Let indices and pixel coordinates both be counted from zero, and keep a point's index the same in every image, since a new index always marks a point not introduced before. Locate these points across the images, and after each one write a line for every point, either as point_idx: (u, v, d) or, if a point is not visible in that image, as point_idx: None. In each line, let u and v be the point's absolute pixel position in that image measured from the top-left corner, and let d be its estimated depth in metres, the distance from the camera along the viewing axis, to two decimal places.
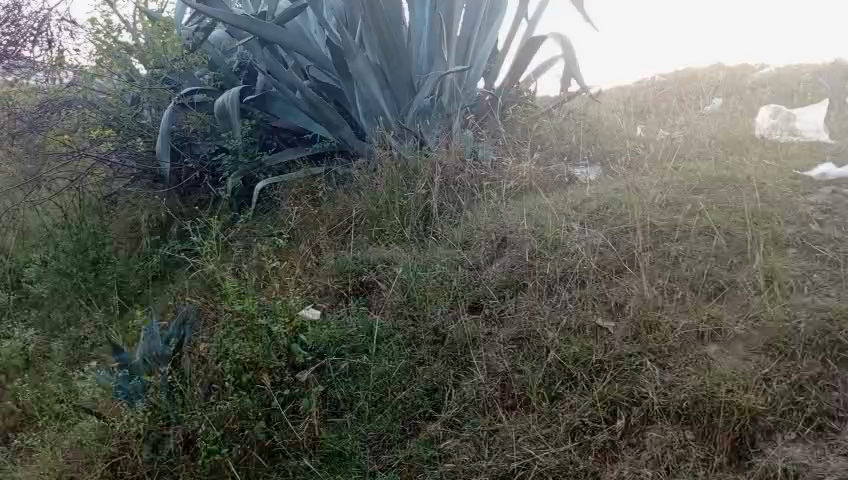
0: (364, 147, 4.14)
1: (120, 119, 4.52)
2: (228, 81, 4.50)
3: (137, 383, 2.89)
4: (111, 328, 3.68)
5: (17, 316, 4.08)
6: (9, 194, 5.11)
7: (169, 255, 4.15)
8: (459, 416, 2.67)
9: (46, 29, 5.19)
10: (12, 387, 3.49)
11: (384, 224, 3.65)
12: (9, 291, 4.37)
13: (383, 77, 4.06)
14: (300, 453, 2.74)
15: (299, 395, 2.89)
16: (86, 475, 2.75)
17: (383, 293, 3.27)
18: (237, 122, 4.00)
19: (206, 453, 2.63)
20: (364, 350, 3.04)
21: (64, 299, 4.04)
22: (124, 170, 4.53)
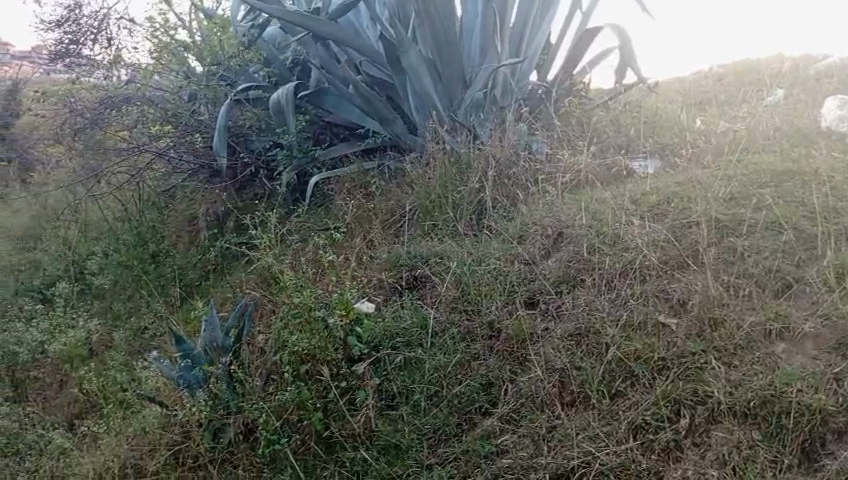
0: (416, 142, 4.15)
1: (178, 115, 4.60)
2: (282, 77, 4.56)
3: (200, 373, 2.94)
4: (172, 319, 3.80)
5: (81, 307, 4.21)
6: (72, 189, 5.29)
7: (224, 248, 4.22)
8: (515, 411, 2.64)
9: (106, 28, 5.34)
10: (77, 375, 3.59)
11: (437, 218, 3.62)
12: (73, 283, 4.51)
13: (435, 72, 4.05)
14: (357, 445, 2.75)
15: (354, 387, 2.90)
16: (149, 462, 2.81)
17: (438, 287, 3.21)
18: (292, 119, 4.07)
19: (266, 442, 2.74)
20: (419, 343, 2.98)
21: (125, 291, 4.21)
22: (181, 166, 4.60)
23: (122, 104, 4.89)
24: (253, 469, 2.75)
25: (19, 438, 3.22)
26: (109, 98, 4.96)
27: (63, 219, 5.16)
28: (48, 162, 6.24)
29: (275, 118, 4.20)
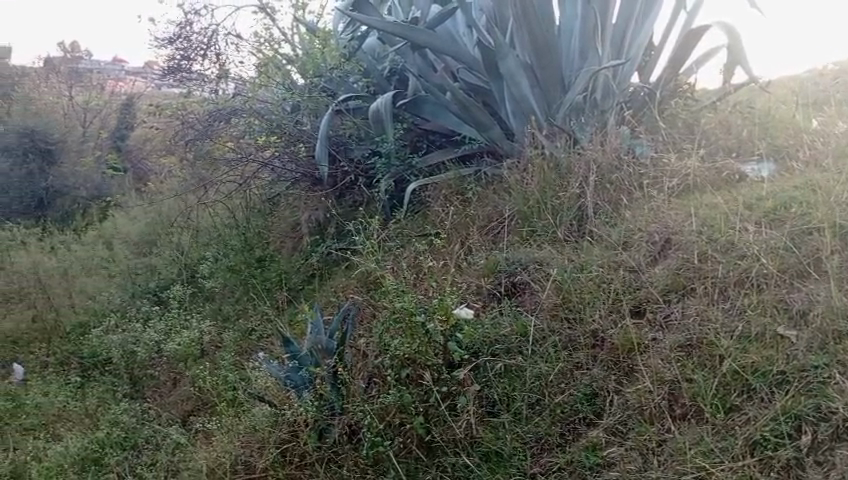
0: (515, 148, 4.12)
1: (283, 126, 4.74)
2: (379, 87, 4.70)
3: (306, 374, 3.04)
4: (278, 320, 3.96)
5: (193, 308, 4.47)
6: (185, 198, 5.65)
7: (325, 254, 4.35)
8: (622, 423, 2.56)
9: (214, 43, 5.60)
10: (189, 373, 3.78)
11: (536, 224, 3.58)
12: (186, 286, 4.79)
13: (533, 76, 4.01)
14: (458, 451, 2.72)
15: (456, 392, 2.84)
16: (258, 460, 2.92)
17: (538, 294, 3.16)
18: (390, 127, 4.11)
19: (370, 445, 2.76)
20: (519, 351, 2.94)
21: (233, 294, 4.49)
22: (285, 175, 4.76)
23: (231, 117, 5.15)
24: (358, 469, 2.78)
25: (137, 433, 3.45)
26: (219, 111, 5.22)
27: (177, 226, 5.50)
28: (162, 171, 6.67)
29: (374, 127, 4.29)
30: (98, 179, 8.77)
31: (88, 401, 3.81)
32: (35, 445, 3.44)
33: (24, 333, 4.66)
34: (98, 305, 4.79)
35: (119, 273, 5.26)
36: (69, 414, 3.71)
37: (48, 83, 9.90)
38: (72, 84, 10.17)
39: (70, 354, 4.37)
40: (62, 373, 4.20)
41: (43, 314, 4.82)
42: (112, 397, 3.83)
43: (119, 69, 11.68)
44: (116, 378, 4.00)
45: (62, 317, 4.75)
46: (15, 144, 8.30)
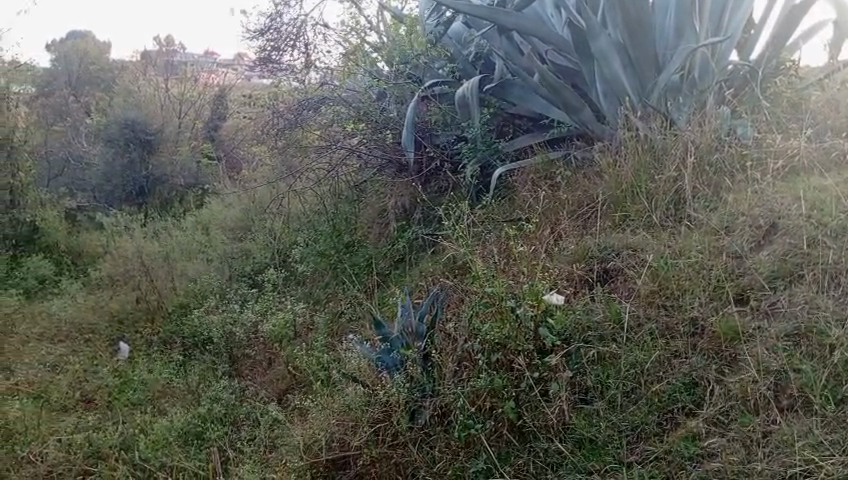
0: (606, 131, 4.02)
1: (369, 113, 4.86)
2: (465, 72, 4.64)
3: (397, 356, 3.15)
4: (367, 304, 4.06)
5: (287, 291, 4.67)
6: (277, 186, 5.89)
7: (411, 239, 4.40)
8: (724, 414, 2.47)
9: (303, 34, 5.80)
10: (284, 353, 3.93)
11: (629, 208, 3.49)
12: (279, 270, 4.96)
13: (626, 56, 3.90)
14: (551, 437, 2.68)
15: (548, 378, 2.81)
16: (352, 438, 2.98)
17: (633, 280, 3.09)
18: (476, 112, 4.14)
19: (462, 427, 2.78)
20: (613, 338, 2.88)
21: (324, 278, 4.65)
22: (371, 161, 4.82)
23: (320, 106, 5.29)
24: (449, 451, 2.78)
25: (237, 410, 3.62)
26: (307, 100, 5.38)
27: (270, 213, 5.72)
28: (254, 160, 6.95)
29: (460, 112, 4.32)
30: (194, 168, 9.25)
31: (191, 378, 4.02)
32: (144, 419, 3.66)
33: (130, 313, 4.95)
34: (197, 287, 5.03)
35: (216, 258, 5.49)
36: (173, 391, 3.93)
37: (146, 78, 10.43)
38: (168, 78, 10.66)
39: (172, 334, 4.62)
40: (166, 352, 4.43)
41: (145, 296, 5.08)
42: (213, 374, 4.03)
43: (211, 61, 12.12)
44: (216, 357, 4.20)
45: (164, 298, 5.00)
46: (118, 135, 8.94)
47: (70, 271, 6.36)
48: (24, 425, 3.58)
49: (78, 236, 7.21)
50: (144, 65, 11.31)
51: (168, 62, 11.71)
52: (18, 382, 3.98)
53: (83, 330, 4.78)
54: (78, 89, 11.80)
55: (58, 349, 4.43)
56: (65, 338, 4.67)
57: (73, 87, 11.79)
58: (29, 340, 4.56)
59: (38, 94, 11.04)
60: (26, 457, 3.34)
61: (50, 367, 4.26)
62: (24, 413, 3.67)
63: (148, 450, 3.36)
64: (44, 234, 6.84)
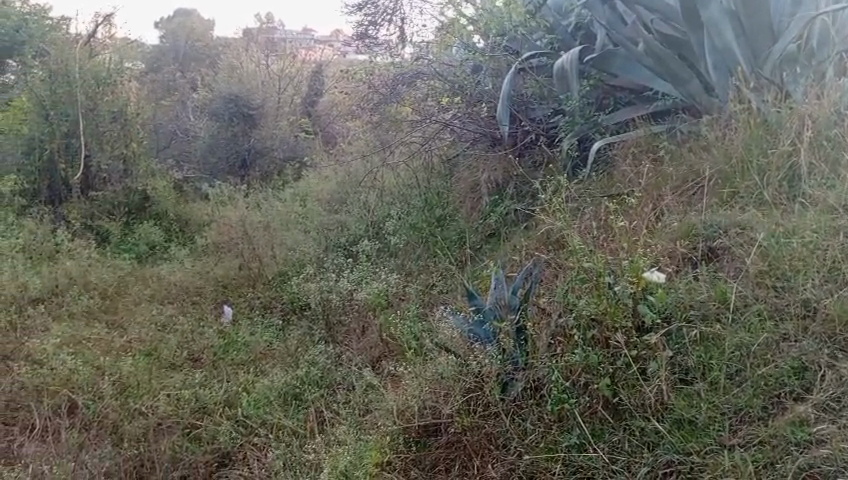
0: (713, 103, 3.88)
1: (465, 87, 4.86)
2: (564, 43, 4.58)
3: (490, 328, 3.13)
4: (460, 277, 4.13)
5: (381, 262, 4.77)
6: (371, 159, 6.01)
7: (504, 213, 4.41)
8: (835, 400, 2.35)
9: (399, 8, 5.98)
10: (378, 322, 4.05)
11: (738, 185, 3.34)
12: (373, 241, 5.07)
13: (738, 26, 3.73)
14: (648, 416, 2.61)
15: (646, 357, 2.73)
16: (444, 406, 3.03)
17: (741, 259, 2.96)
18: (575, 85, 4.02)
19: (556, 401, 2.75)
20: (716, 319, 2.78)
21: (416, 251, 4.72)
22: (465, 135, 4.81)
23: (416, 80, 5.33)
24: (542, 424, 2.78)
25: (331, 375, 3.76)
26: (402, 75, 5.43)
27: (364, 186, 5.85)
28: (349, 135, 7.11)
29: (558, 85, 4.23)
30: (292, 142, 9.58)
31: (290, 341, 4.21)
32: (247, 378, 3.86)
33: (234, 278, 5.21)
34: (296, 256, 5.22)
35: (313, 229, 5.67)
36: (273, 353, 4.12)
37: (248, 54, 10.75)
38: (268, 54, 10.95)
39: (272, 299, 4.83)
40: (266, 316, 4.64)
41: (248, 263, 5.34)
42: (310, 339, 4.20)
43: (308, 37, 12.35)
44: (312, 323, 4.36)
45: (265, 266, 5.23)
46: (223, 109, 9.61)
47: (179, 238, 6.73)
48: (137, 379, 3.83)
49: (186, 204, 7.63)
50: (246, 42, 11.67)
51: (268, 39, 12.01)
52: (131, 342, 4.29)
53: (191, 292, 5.07)
54: (185, 65, 12.31)
55: (168, 310, 4.72)
56: (174, 300, 4.97)
57: (181, 64, 12.30)
58: (142, 301, 4.93)
59: (148, 70, 11.60)
60: (138, 408, 3.62)
61: (161, 326, 4.53)
62: (137, 368, 3.94)
63: (250, 408, 3.58)
64: (155, 202, 7.27)
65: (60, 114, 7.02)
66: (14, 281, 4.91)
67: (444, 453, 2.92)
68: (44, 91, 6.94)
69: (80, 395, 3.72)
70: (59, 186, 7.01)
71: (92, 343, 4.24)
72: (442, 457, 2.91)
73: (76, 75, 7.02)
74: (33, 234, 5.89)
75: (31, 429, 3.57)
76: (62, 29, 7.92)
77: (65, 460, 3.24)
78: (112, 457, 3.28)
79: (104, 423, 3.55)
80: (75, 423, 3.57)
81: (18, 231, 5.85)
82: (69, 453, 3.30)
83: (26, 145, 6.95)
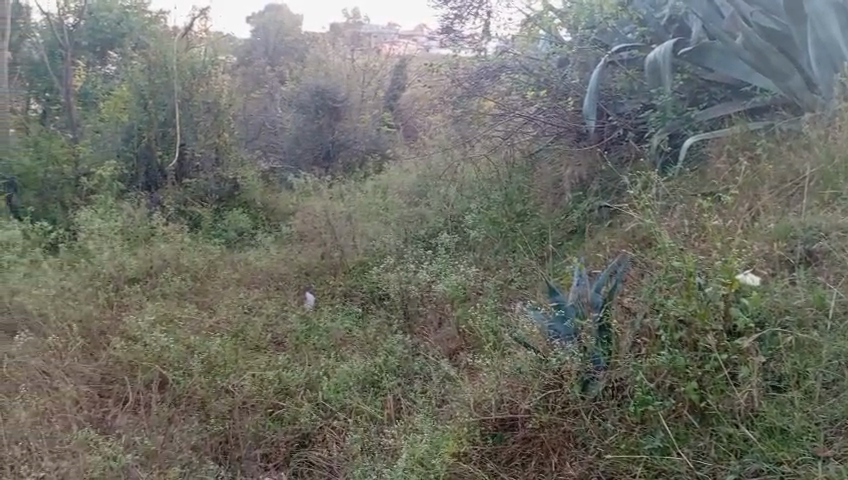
0: (816, 100, 3.67)
1: (551, 80, 4.84)
2: (656, 35, 4.49)
3: (571, 325, 3.08)
4: (541, 271, 4.11)
5: (459, 255, 4.78)
6: (452, 153, 6.05)
7: (587, 210, 4.35)
8: None
9: (485, 3, 5.86)
10: (455, 314, 4.07)
11: (841, 186, 3.15)
12: (452, 234, 5.08)
13: (847, 20, 3.55)
14: (736, 422, 2.52)
15: (736, 361, 2.62)
16: (522, 401, 2.98)
17: (843, 265, 2.79)
18: (666, 78, 3.93)
19: (639, 402, 2.67)
20: (813, 326, 2.66)
21: (495, 245, 4.71)
22: (549, 129, 4.75)
23: (499, 74, 5.31)
24: (624, 425, 2.72)
25: (409, 364, 3.81)
26: (485, 69, 5.43)
27: (445, 179, 5.89)
28: (431, 128, 7.18)
29: (650, 79, 4.13)
30: (374, 135, 9.82)
31: (368, 329, 4.28)
32: (327, 363, 3.95)
33: (316, 266, 5.33)
34: (376, 247, 5.31)
35: (393, 221, 5.73)
36: (352, 340, 4.20)
37: (334, 49, 11.00)
38: (353, 48, 11.15)
39: (352, 287, 4.93)
40: (346, 303, 4.74)
41: (329, 253, 5.46)
42: (388, 328, 4.26)
43: (393, 32, 12.47)
44: (391, 313, 4.43)
45: (346, 255, 5.35)
46: (309, 101, 9.88)
47: (264, 226, 6.96)
48: (224, 359, 3.97)
49: (272, 194, 7.91)
50: (332, 37, 11.94)
51: (353, 33, 12.21)
52: (218, 323, 4.45)
53: (275, 278, 5.24)
54: (273, 58, 12.67)
55: (254, 294, 4.88)
56: (260, 285, 5.15)
57: (270, 56, 12.67)
58: (229, 284, 5.13)
59: (240, 63, 12.06)
60: (224, 386, 3.78)
61: (247, 309, 4.70)
62: (224, 348, 4.09)
63: (330, 391, 3.68)
64: (243, 191, 7.57)
65: (158, 103, 7.41)
66: (112, 260, 5.19)
67: (521, 448, 2.89)
68: (143, 81, 7.32)
69: (170, 371, 3.90)
70: (155, 173, 7.38)
71: (182, 322, 4.42)
72: (518, 452, 2.89)
73: (173, 66, 7.37)
74: (131, 217, 6.22)
75: (124, 402, 3.79)
76: (162, 22, 8.30)
77: (156, 432, 3.44)
78: (199, 432, 3.46)
79: (192, 400, 3.72)
80: (166, 397, 3.76)
81: (117, 214, 6.19)
82: (159, 426, 3.50)
83: (126, 132, 7.33)
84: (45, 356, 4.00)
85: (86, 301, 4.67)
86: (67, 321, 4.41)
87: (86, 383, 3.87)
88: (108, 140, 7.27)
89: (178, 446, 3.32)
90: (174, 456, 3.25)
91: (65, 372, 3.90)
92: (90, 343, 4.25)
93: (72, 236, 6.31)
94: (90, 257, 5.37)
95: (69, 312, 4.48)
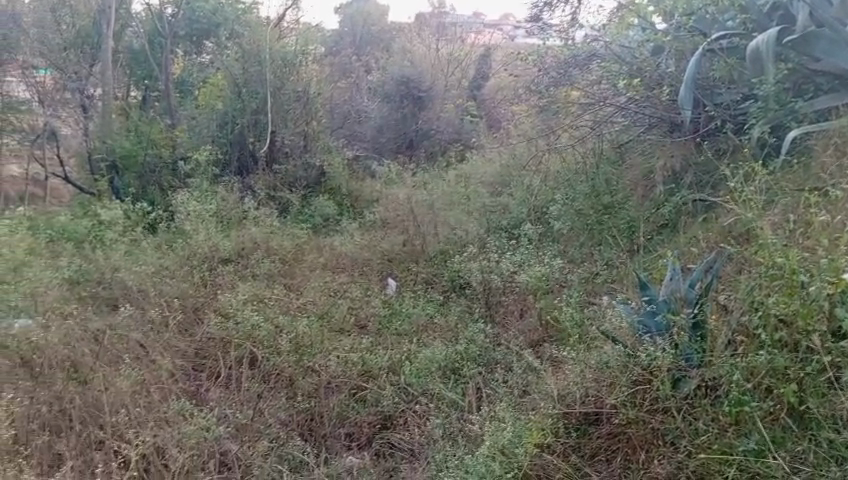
0: None
1: (643, 69, 4.76)
2: (759, 24, 4.26)
3: (663, 320, 2.99)
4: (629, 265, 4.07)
5: (544, 246, 4.75)
6: (537, 143, 6.03)
7: (680, 203, 4.27)
8: None
9: None
10: (539, 306, 4.06)
11: None
12: (536, 225, 5.07)
13: None
14: (839, 428, 2.39)
15: (841, 364, 2.49)
16: (608, 396, 2.91)
17: None
18: (771, 67, 3.76)
19: (734, 402, 2.58)
20: None
21: (579, 237, 4.70)
22: (641, 119, 4.76)
23: (589, 63, 5.30)
24: (717, 426, 2.62)
25: (491, 353, 3.82)
26: (574, 57, 5.39)
27: (529, 169, 5.88)
28: (515, 117, 7.19)
29: (751, 68, 4.00)
30: (458, 124, 9.92)
31: (451, 316, 4.32)
32: (409, 348, 4.00)
33: (398, 253, 5.42)
34: (458, 235, 5.34)
35: (475, 210, 5.76)
36: (434, 327, 4.24)
37: (420, 38, 11.10)
38: (438, 38, 11.23)
39: (434, 275, 4.99)
40: (428, 290, 4.80)
41: (412, 240, 5.54)
42: (470, 317, 4.27)
43: (478, 21, 12.46)
44: (472, 302, 4.44)
45: (428, 243, 5.41)
46: (394, 91, 10.04)
47: (349, 211, 7.15)
48: (310, 340, 4.10)
49: (356, 180, 8.10)
50: (419, 27, 12.05)
51: (439, 23, 12.29)
52: (306, 304, 4.60)
53: (359, 263, 5.36)
54: (360, 48, 12.86)
55: (340, 278, 5.02)
56: (344, 269, 5.29)
57: (355, 45, 12.86)
58: (316, 268, 5.29)
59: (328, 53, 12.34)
60: (311, 365, 3.89)
61: (333, 292, 4.82)
62: (311, 330, 4.20)
63: (412, 376, 3.72)
64: (330, 177, 7.79)
65: (251, 91, 7.63)
66: (208, 241, 5.45)
67: (605, 444, 2.84)
68: (238, 69, 7.56)
69: (260, 349, 4.05)
70: (247, 159, 7.68)
71: (273, 302, 4.59)
72: (603, 447, 2.84)
73: (266, 55, 7.54)
74: (225, 200, 6.49)
75: (216, 377, 3.95)
76: (255, 12, 8.58)
77: (246, 406, 3.58)
78: (286, 409, 3.58)
79: (281, 377, 3.85)
80: (256, 374, 3.89)
81: (212, 197, 6.47)
82: (250, 400, 3.65)
83: (221, 119, 7.64)
84: (145, 330, 4.23)
85: (183, 279, 4.92)
86: (165, 297, 4.66)
87: (181, 357, 4.08)
88: (204, 127, 7.61)
89: (268, 420, 3.46)
90: (263, 430, 3.39)
91: (163, 346, 4.12)
92: (186, 317, 4.47)
93: (170, 216, 6.67)
94: (187, 237, 5.65)
95: (165, 288, 4.74)
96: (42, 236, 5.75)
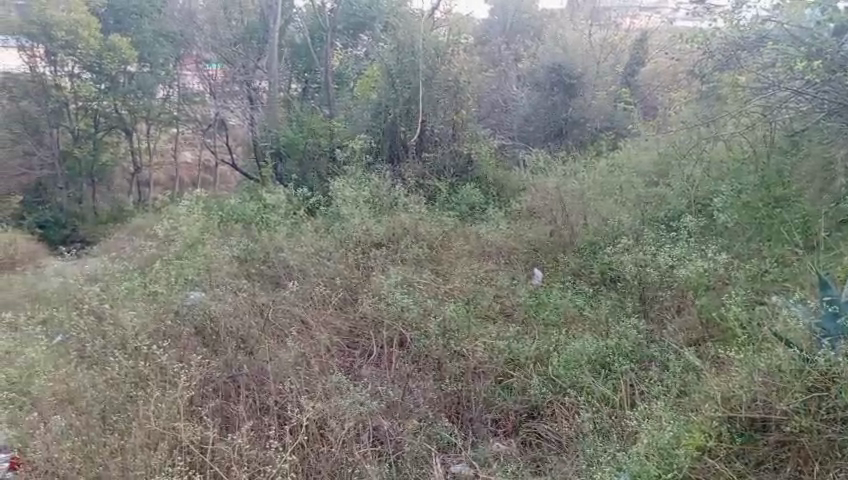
0: None
1: (826, 49, 4.29)
2: None
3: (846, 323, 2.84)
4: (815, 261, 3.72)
5: (707, 240, 4.52)
6: (696, 129, 5.80)
7: None
8: None
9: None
10: (698, 303, 3.87)
11: None
12: (698, 217, 4.83)
13: None
14: None
15: None
16: (777, 403, 2.65)
17: None
18: None
19: None
20: None
21: (746, 233, 4.45)
22: (820, 104, 4.35)
23: (760, 46, 4.85)
24: None
25: (642, 351, 3.68)
26: (744, 39, 4.91)
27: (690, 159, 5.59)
28: (674, 105, 6.95)
29: None
30: (610, 110, 9.72)
31: (601, 310, 4.19)
32: (558, 338, 3.95)
33: (547, 243, 5.38)
34: (610, 226, 5.17)
35: (629, 201, 5.57)
36: (583, 320, 4.14)
37: (572, 24, 10.91)
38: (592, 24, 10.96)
39: (584, 267, 4.87)
40: (577, 281, 4.72)
41: (560, 230, 5.46)
42: (622, 311, 4.14)
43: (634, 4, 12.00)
44: (624, 295, 4.31)
45: (577, 234, 5.31)
46: (545, 78, 9.85)
47: (497, 201, 7.17)
48: (457, 325, 4.17)
49: (505, 168, 8.05)
50: (572, 13, 11.85)
51: (593, 8, 12.00)
52: (454, 290, 4.67)
53: (506, 252, 5.39)
54: (511, 36, 12.92)
55: (488, 266, 5.08)
56: (491, 257, 5.34)
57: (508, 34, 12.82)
58: (463, 254, 5.37)
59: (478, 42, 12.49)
60: (458, 350, 3.93)
61: (480, 279, 4.87)
62: (458, 313, 4.29)
63: (560, 368, 3.65)
64: (477, 166, 7.80)
65: (404, 81, 7.84)
66: (362, 225, 5.70)
67: (773, 452, 2.64)
68: (392, 60, 7.84)
69: (410, 331, 4.19)
70: (399, 148, 7.91)
71: (422, 286, 4.70)
72: (770, 455, 2.64)
73: (419, 45, 7.69)
74: (379, 186, 6.73)
75: (369, 355, 4.15)
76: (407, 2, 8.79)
77: (398, 385, 3.71)
78: (435, 390, 3.67)
79: (430, 358, 3.94)
80: (408, 353, 4.03)
81: (367, 183, 6.73)
82: (401, 379, 3.77)
83: (374, 109, 7.96)
84: (305, 306, 4.51)
85: (341, 259, 5.18)
86: (324, 277, 4.93)
87: (337, 333, 4.30)
88: (360, 116, 7.99)
89: (417, 400, 3.58)
90: (412, 409, 3.51)
91: (321, 322, 4.37)
92: (344, 296, 4.72)
93: (327, 202, 7.02)
94: (343, 221, 5.94)
95: (323, 268, 5.02)
96: (215, 216, 6.30)
